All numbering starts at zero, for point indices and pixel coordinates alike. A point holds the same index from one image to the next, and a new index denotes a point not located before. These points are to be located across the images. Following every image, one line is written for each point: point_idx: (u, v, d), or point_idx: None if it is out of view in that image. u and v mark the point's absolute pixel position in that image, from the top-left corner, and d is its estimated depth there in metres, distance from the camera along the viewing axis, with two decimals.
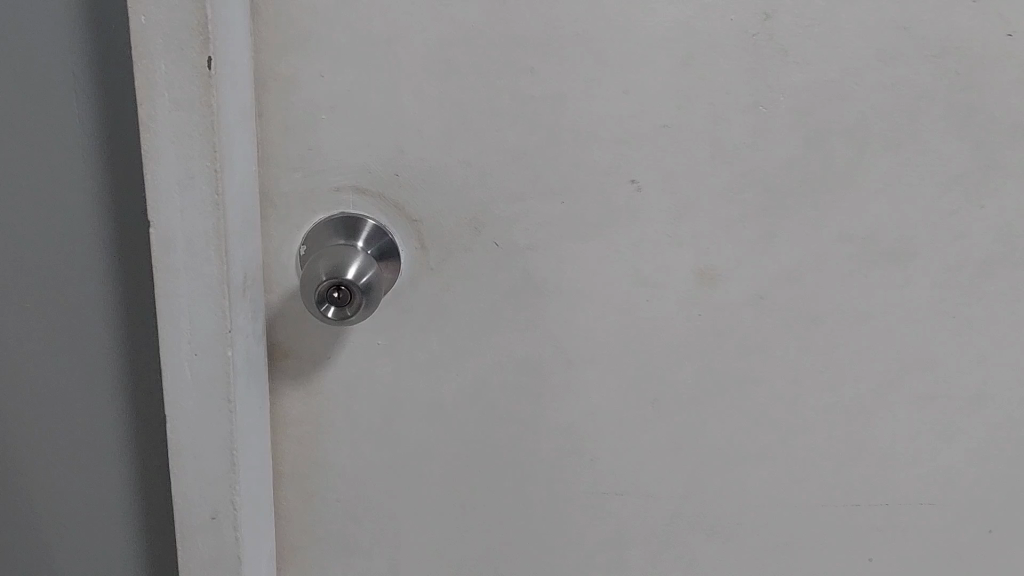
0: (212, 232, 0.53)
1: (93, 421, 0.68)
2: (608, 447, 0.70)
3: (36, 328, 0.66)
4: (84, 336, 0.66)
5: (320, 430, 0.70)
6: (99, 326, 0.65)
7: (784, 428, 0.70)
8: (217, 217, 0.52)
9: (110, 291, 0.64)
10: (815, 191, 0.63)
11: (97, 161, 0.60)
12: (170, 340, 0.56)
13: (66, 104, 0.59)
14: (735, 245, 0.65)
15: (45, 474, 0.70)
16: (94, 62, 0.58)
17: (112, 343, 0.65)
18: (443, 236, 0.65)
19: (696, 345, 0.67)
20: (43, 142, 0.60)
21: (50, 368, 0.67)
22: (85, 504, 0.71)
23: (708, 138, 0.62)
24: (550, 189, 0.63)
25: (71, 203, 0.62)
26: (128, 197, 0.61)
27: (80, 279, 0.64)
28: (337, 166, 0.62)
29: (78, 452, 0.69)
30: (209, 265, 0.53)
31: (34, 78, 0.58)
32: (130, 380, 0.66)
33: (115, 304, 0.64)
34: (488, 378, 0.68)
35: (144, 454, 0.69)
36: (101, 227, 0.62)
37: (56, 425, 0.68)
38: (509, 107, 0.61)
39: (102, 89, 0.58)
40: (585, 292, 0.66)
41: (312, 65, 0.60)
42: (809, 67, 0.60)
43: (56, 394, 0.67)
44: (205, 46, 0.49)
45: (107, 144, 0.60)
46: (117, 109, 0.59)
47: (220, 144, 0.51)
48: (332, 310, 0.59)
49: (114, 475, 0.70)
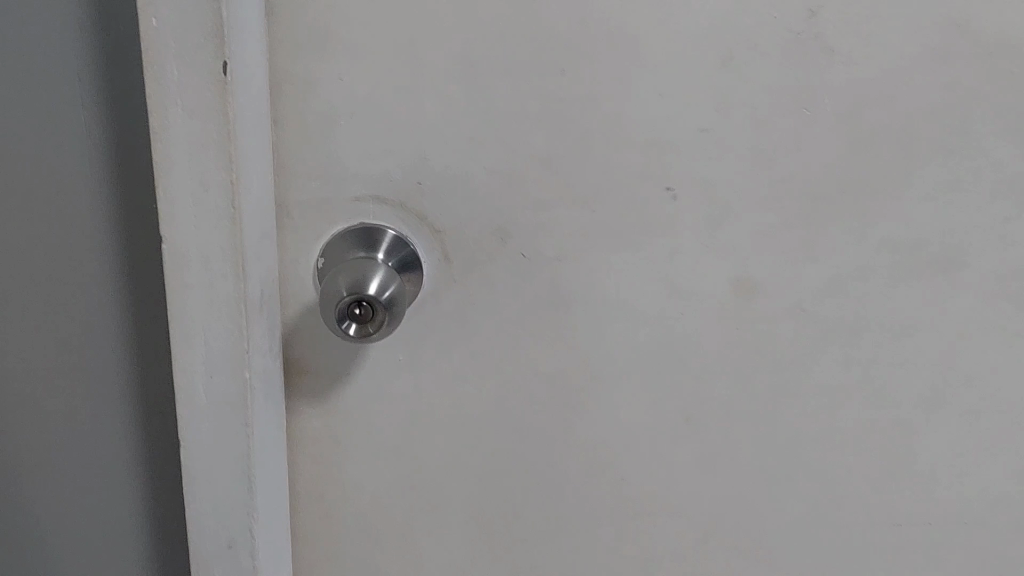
0: (230, 247, 0.50)
1: (100, 438, 0.65)
2: (639, 465, 0.67)
3: (38, 332, 0.62)
4: (92, 351, 0.63)
5: (338, 449, 0.67)
6: (104, 330, 0.62)
7: (824, 447, 0.66)
8: (234, 231, 0.50)
9: (116, 293, 0.61)
10: (859, 197, 0.60)
11: (102, 159, 0.57)
12: (184, 360, 0.53)
13: (69, 99, 0.55)
14: (774, 254, 0.61)
15: (45, 481, 0.67)
16: (100, 67, 0.54)
17: (119, 353, 0.63)
18: (467, 246, 0.62)
19: (733, 360, 0.64)
20: (45, 138, 0.57)
21: (52, 374, 0.64)
22: (89, 512, 0.68)
23: (747, 143, 0.59)
24: (580, 197, 0.60)
25: (76, 214, 0.59)
26: (137, 206, 0.58)
27: (84, 284, 0.61)
28: (358, 174, 0.59)
29: (82, 461, 0.66)
30: (226, 282, 0.51)
31: (35, 72, 0.55)
32: (137, 386, 0.64)
33: (121, 307, 0.61)
34: (514, 394, 0.65)
35: (153, 461, 0.66)
36: (106, 227, 0.59)
37: (61, 443, 0.66)
38: (538, 111, 0.58)
39: (107, 84, 0.55)
40: (616, 305, 0.63)
41: (330, 68, 0.56)
42: (854, 67, 0.57)
43: (60, 399, 0.64)
44: (220, 49, 0.46)
45: (112, 141, 0.56)
46: (123, 105, 0.55)
47: (237, 155, 0.48)
48: (354, 328, 0.56)
49: (120, 481, 0.67)
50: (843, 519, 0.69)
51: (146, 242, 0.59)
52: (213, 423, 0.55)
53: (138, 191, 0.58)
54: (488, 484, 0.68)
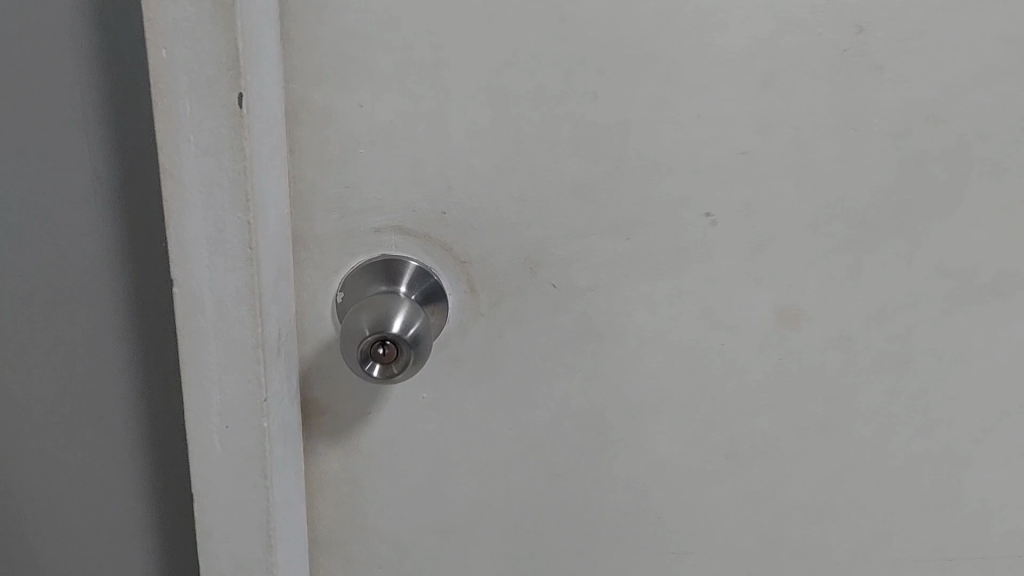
0: (247, 291, 0.47)
1: (109, 472, 0.63)
2: (678, 501, 0.64)
3: (42, 356, 0.59)
4: (100, 381, 0.60)
5: (360, 491, 0.64)
6: (112, 355, 0.59)
7: (871, 480, 0.64)
8: (251, 274, 0.46)
9: (123, 318, 0.57)
10: (910, 220, 0.57)
11: (106, 178, 0.53)
12: (199, 410, 0.50)
13: (71, 115, 0.52)
14: (820, 282, 0.58)
15: (50, 505, 0.64)
16: (105, 92, 0.51)
17: (128, 378, 0.59)
18: (495, 278, 0.58)
19: (777, 393, 0.61)
20: (46, 156, 0.53)
21: (57, 398, 0.60)
22: (97, 538, 0.65)
23: (791, 166, 0.55)
24: (614, 225, 0.57)
25: (80, 239, 0.55)
26: (145, 238, 0.55)
27: (89, 306, 0.57)
28: (380, 205, 0.56)
29: (89, 487, 0.63)
30: (243, 328, 0.48)
31: (35, 90, 0.51)
32: (148, 412, 0.60)
33: (129, 330, 0.58)
34: (545, 431, 0.62)
35: (164, 490, 0.63)
36: (111, 248, 0.55)
37: (70, 478, 0.63)
38: (569, 136, 0.54)
39: (112, 99, 0.51)
40: (653, 337, 0.60)
41: (349, 95, 0.53)
42: (904, 84, 0.53)
43: (65, 424, 0.61)
44: (235, 82, 0.42)
45: (117, 158, 0.53)
46: (129, 121, 0.52)
47: (254, 193, 0.45)
48: (377, 368, 0.53)
49: (129, 510, 0.64)
50: (891, 551, 0.66)
51: (155, 274, 0.56)
52: (230, 475, 0.51)
53: (146, 221, 0.54)
54: (521, 524, 0.65)
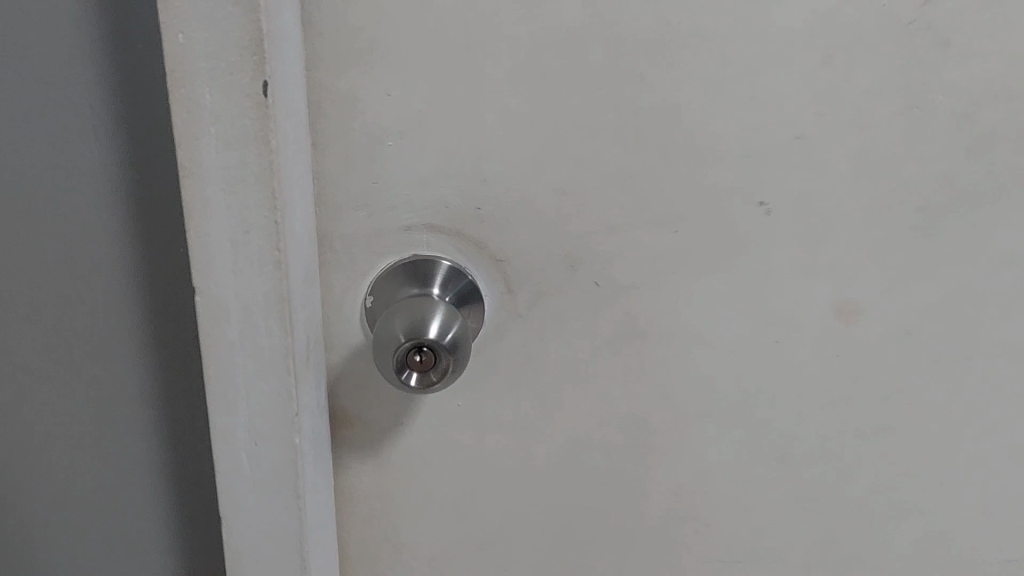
0: (276, 297, 0.43)
1: (125, 487, 0.59)
2: (729, 509, 0.61)
3: (48, 348, 0.55)
4: (111, 375, 0.55)
5: (392, 506, 0.60)
6: (123, 349, 0.54)
7: (933, 482, 0.60)
8: (279, 278, 0.43)
9: (135, 307, 0.53)
10: (977, 205, 0.53)
11: (116, 158, 0.49)
12: (224, 426, 0.46)
13: (77, 91, 0.48)
14: (881, 273, 0.54)
15: (58, 507, 0.60)
16: (114, 71, 0.47)
17: (142, 372, 0.55)
18: (533, 277, 0.55)
19: (834, 393, 0.57)
20: (51, 136, 0.49)
21: (65, 394, 0.56)
22: (109, 543, 0.61)
23: (851, 149, 0.51)
24: (661, 217, 0.53)
25: (88, 222, 0.51)
26: (161, 231, 0.51)
27: (98, 296, 0.53)
28: (410, 201, 0.52)
29: (100, 488, 0.59)
30: (272, 337, 0.44)
31: (38, 64, 0.47)
32: (163, 408, 0.56)
33: (142, 321, 0.53)
34: (587, 438, 0.58)
35: (182, 491, 0.59)
36: (122, 232, 0.51)
37: (79, 478, 0.59)
38: (613, 122, 0.51)
39: (121, 72, 0.47)
40: (702, 337, 0.56)
41: (377, 83, 0.50)
42: (975, 59, 0.49)
43: (73, 421, 0.57)
44: (260, 68, 0.39)
45: (128, 135, 0.48)
46: (141, 95, 0.48)
47: (281, 189, 0.41)
48: (415, 377, 0.49)
49: (144, 512, 0.60)
50: (952, 554, 0.63)
51: (170, 262, 0.52)
52: (260, 495, 0.48)
53: (164, 218, 0.50)
54: (562, 537, 0.61)
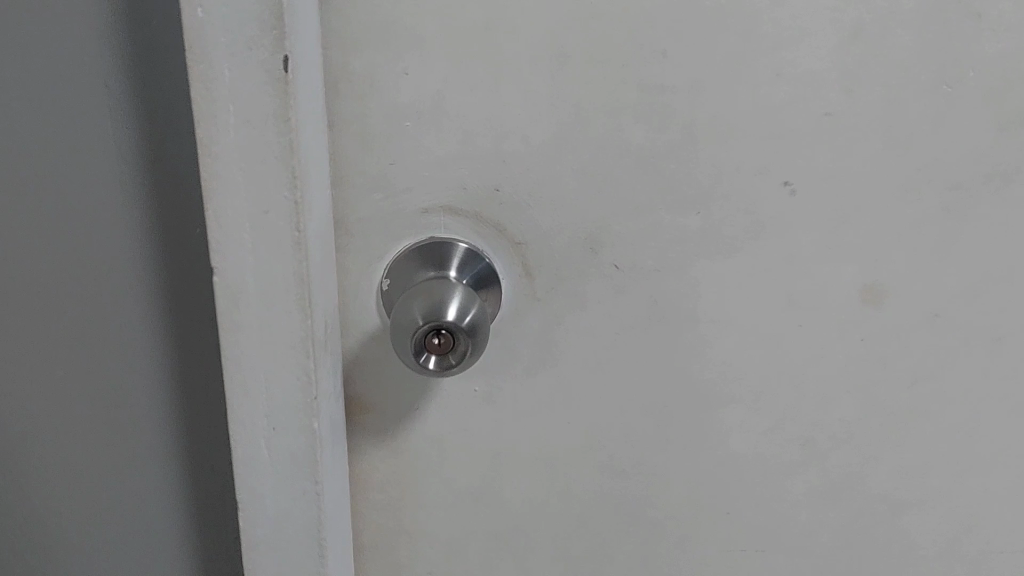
0: (296, 280, 0.42)
1: (138, 465, 0.58)
2: (751, 497, 0.60)
3: (58, 318, 0.53)
4: (123, 347, 0.54)
5: (408, 495, 0.59)
6: (135, 320, 0.53)
7: (958, 468, 0.59)
8: (299, 261, 0.42)
9: (147, 276, 0.52)
10: (1005, 185, 0.52)
11: (128, 122, 0.48)
12: (241, 414, 0.45)
13: (88, 53, 0.46)
14: (908, 255, 0.53)
15: (67, 484, 0.58)
16: (127, 31, 0.45)
17: (154, 344, 0.54)
18: (553, 260, 0.54)
19: (858, 377, 0.57)
20: (61, 100, 0.47)
21: (75, 367, 0.55)
22: (119, 521, 0.59)
23: (878, 128, 0.50)
24: (684, 198, 0.52)
25: (99, 189, 0.49)
26: (175, 197, 0.49)
27: (109, 264, 0.52)
28: (428, 183, 0.51)
29: (110, 464, 0.57)
30: (291, 321, 0.43)
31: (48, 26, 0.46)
32: (176, 380, 0.55)
33: (154, 291, 0.52)
34: (607, 425, 0.57)
35: (195, 466, 0.57)
36: (134, 199, 0.50)
37: (89, 454, 0.57)
38: (635, 101, 0.50)
39: (134, 32, 0.46)
40: (724, 320, 0.55)
41: (394, 61, 0.48)
42: (1004, 34, 0.49)
43: (84, 394, 0.55)
44: (280, 43, 0.38)
45: (141, 98, 0.47)
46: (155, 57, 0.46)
47: (301, 168, 0.40)
48: (433, 359, 0.48)
49: (156, 488, 0.58)
50: (976, 542, 0.62)
51: (184, 229, 0.50)
52: (277, 483, 0.47)
53: (178, 182, 0.49)
54: (582, 525, 0.60)
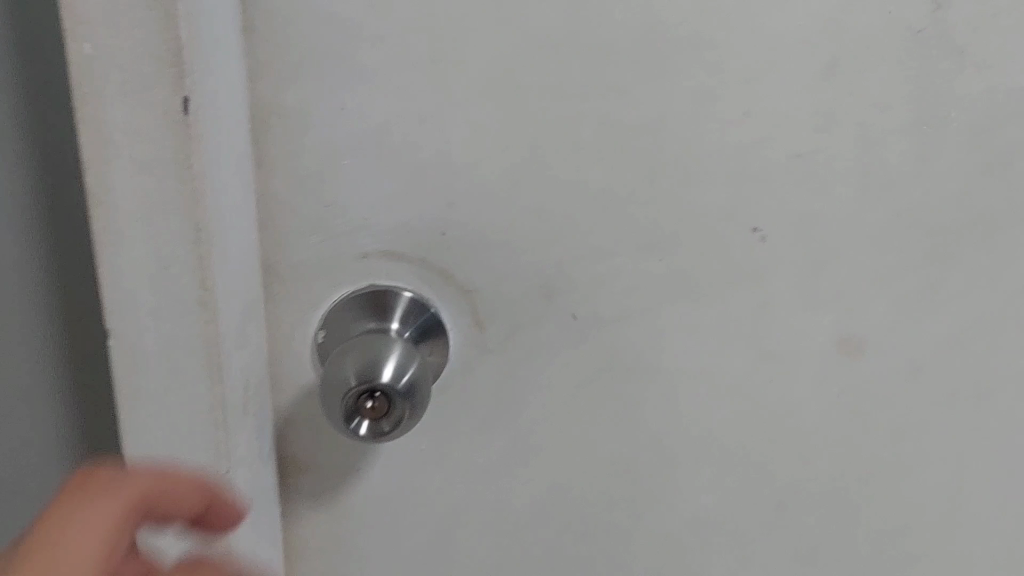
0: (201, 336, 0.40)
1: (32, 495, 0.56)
2: (722, 560, 0.56)
3: None
4: (10, 376, 0.52)
5: (350, 558, 0.54)
6: (26, 348, 0.51)
7: (942, 527, 0.56)
8: (207, 316, 0.39)
9: (37, 304, 0.50)
10: (992, 231, 0.49)
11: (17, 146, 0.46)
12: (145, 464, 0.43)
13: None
14: (888, 305, 0.50)
15: None
16: (15, 54, 0.44)
17: (45, 372, 0.52)
18: (506, 308, 0.49)
19: (835, 434, 0.53)
20: None
21: None
22: None
23: (855, 169, 0.47)
24: (646, 244, 0.48)
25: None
26: (64, 224, 0.48)
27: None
28: (368, 226, 0.47)
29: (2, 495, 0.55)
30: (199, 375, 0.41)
31: None
32: (70, 409, 0.53)
33: (44, 319, 0.50)
34: (567, 486, 0.53)
35: None
36: (22, 225, 0.48)
37: None
38: (593, 138, 0.46)
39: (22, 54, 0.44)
40: (692, 374, 0.51)
41: (329, 94, 0.44)
42: (988, 70, 0.45)
43: None
44: (177, 80, 0.35)
45: (32, 125, 0.46)
46: (44, 83, 0.45)
47: (207, 218, 0.38)
48: (365, 424, 0.44)
49: None
50: None
51: (73, 255, 0.48)
52: (186, 543, 0.43)
53: (66, 210, 0.47)
54: None
